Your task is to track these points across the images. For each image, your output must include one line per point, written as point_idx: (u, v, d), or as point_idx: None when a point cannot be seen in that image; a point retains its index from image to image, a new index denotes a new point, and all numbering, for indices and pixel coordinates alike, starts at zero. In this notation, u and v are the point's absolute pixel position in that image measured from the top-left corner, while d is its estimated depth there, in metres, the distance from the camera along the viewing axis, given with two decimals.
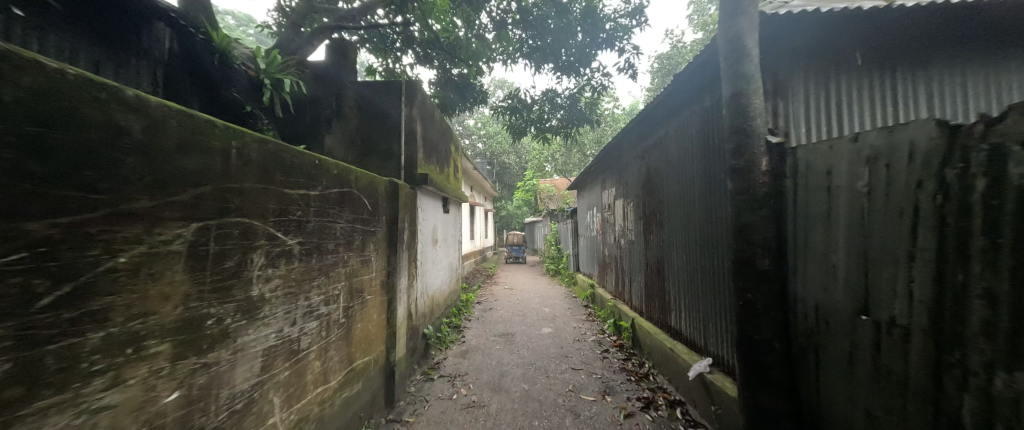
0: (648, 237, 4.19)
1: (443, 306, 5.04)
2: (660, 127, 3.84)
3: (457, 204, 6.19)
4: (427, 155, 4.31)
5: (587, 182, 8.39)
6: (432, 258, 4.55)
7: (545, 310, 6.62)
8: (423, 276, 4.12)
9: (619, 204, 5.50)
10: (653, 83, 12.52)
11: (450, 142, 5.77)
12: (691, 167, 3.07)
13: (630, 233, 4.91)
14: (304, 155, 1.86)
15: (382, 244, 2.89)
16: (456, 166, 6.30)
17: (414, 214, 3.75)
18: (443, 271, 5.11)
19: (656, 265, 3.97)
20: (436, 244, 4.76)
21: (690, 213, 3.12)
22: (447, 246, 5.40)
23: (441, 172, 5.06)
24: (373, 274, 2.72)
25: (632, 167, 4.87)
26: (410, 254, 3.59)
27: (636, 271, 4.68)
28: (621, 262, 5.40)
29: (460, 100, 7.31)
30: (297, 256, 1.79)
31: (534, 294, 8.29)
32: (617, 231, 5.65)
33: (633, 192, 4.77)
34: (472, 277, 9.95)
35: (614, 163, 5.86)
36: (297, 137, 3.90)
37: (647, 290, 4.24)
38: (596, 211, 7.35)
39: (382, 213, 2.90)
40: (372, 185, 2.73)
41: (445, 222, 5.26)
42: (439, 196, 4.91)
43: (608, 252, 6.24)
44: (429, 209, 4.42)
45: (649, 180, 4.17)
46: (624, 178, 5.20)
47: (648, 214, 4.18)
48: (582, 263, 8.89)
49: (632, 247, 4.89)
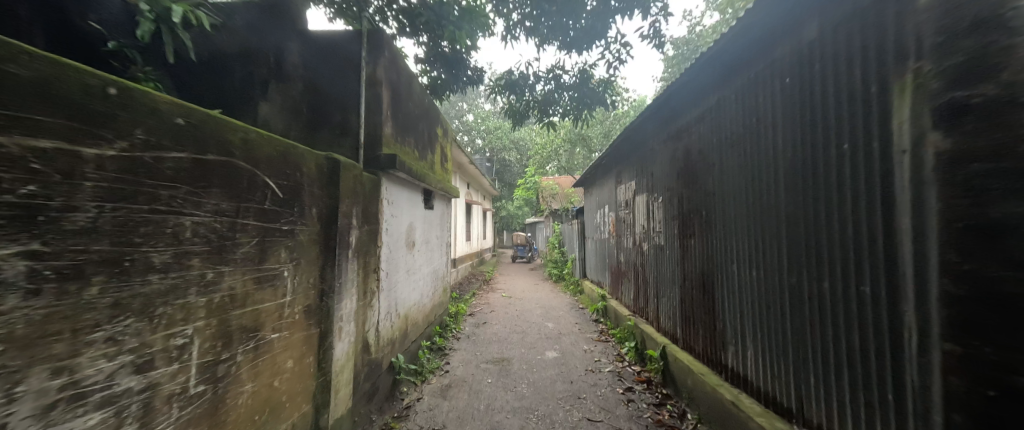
0: (687, 241, 3.21)
1: (422, 326, 4.05)
2: (710, 94, 2.84)
3: (445, 200, 5.20)
4: (400, 132, 3.33)
5: (597, 177, 7.40)
6: (406, 266, 3.56)
7: (548, 326, 5.61)
8: (391, 291, 3.13)
9: (641, 201, 4.51)
10: (666, 73, 11.50)
11: (437, 124, 4.79)
12: (771, 141, 2.09)
13: (658, 235, 3.91)
14: (56, 66, 0.88)
15: (309, 251, 1.90)
16: (446, 155, 5.34)
17: (375, 209, 2.77)
18: (423, 281, 4.12)
19: (700, 280, 2.98)
20: (413, 249, 3.77)
21: (765, 208, 2.15)
22: (429, 250, 4.41)
23: (422, 160, 4.08)
24: (287, 298, 1.74)
25: (659, 154, 3.87)
26: (367, 262, 2.61)
27: (666, 284, 3.70)
28: (643, 271, 4.41)
29: (452, 81, 6.35)
30: (23, 286, 0.80)
31: (535, 305, 7.30)
32: (637, 233, 4.67)
33: (661, 184, 3.80)
34: (467, 284, 8.94)
35: (633, 151, 4.85)
36: (228, 105, 2.89)
37: (684, 309, 3.26)
38: (608, 210, 6.35)
39: (309, 203, 1.91)
40: (286, 157, 1.74)
41: (427, 221, 4.28)
42: (418, 187, 3.93)
43: (624, 257, 5.26)
44: (402, 203, 3.44)
45: (688, 167, 3.17)
46: (648, 168, 4.21)
47: (688, 211, 3.17)
48: (590, 269, 7.88)
49: (660, 254, 3.88)
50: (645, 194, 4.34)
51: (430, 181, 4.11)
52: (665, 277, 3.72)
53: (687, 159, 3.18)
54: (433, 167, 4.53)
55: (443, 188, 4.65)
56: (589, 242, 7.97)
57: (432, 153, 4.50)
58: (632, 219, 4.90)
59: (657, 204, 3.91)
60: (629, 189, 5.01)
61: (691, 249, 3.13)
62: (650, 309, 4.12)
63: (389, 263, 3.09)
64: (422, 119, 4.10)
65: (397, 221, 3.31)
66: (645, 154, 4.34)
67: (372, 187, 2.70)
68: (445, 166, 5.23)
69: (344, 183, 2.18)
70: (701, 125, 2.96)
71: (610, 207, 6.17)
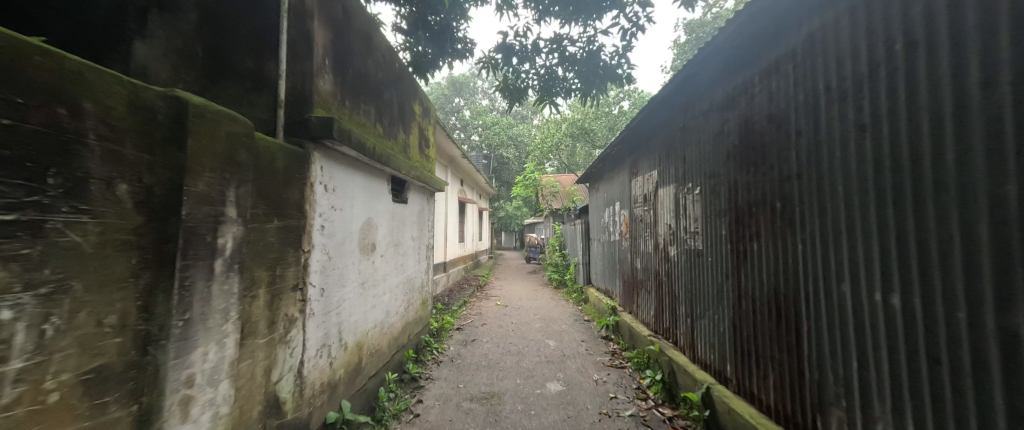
0: (747, 245, 2.29)
1: (387, 353, 3.13)
2: (792, 28, 1.92)
3: (425, 193, 4.29)
4: (349, 94, 2.41)
5: (605, 171, 6.49)
6: (361, 277, 2.64)
7: (548, 346, 4.68)
8: (331, 314, 2.21)
9: (667, 194, 3.58)
10: (678, 61, 10.63)
11: (413, 99, 3.87)
12: (951, 71, 1.19)
13: (695, 238, 3.00)
14: None
15: (99, 264, 0.97)
16: (427, 140, 4.42)
17: (294, 195, 1.85)
18: (390, 295, 3.21)
19: (770, 302, 2.08)
20: (373, 253, 2.85)
21: (933, 190, 1.23)
22: (400, 255, 3.48)
23: (389, 139, 3.15)
24: (15, 365, 0.78)
25: (696, 131, 2.96)
26: (272, 276, 1.69)
27: (707, 301, 2.78)
28: (670, 281, 3.50)
29: (439, 56, 5.35)
30: None
31: (533, 316, 6.40)
32: (661, 234, 3.76)
33: (699, 170, 2.91)
34: (459, 291, 8.05)
35: (655, 133, 3.92)
36: (87, 45, 1.95)
37: (740, 341, 2.34)
38: (619, 208, 5.44)
39: (99, 173, 0.97)
40: (10, 68, 0.79)
41: (396, 217, 3.36)
42: (382, 173, 3.01)
43: (642, 263, 4.34)
44: (354, 191, 2.53)
45: (750, 142, 2.26)
46: (679, 150, 3.29)
47: (750, 205, 2.25)
48: (596, 275, 6.96)
49: (697, 262, 2.98)
50: (674, 185, 3.42)
51: (400, 167, 3.19)
52: (705, 292, 2.82)
53: (750, 131, 2.26)
54: (406, 152, 3.62)
55: (419, 177, 3.72)
56: (595, 244, 7.05)
57: (404, 134, 3.57)
58: (653, 217, 3.99)
59: (693, 197, 3.00)
60: (650, 180, 4.10)
61: (755, 257, 2.21)
62: (682, 331, 3.20)
63: (327, 275, 2.16)
64: (389, 87, 3.17)
65: (345, 215, 2.38)
66: (673, 133, 3.42)
67: (286, 162, 1.78)
68: (425, 153, 4.30)
69: (203, 145, 1.24)
70: (776, 78, 2.03)
71: (622, 204, 5.25)
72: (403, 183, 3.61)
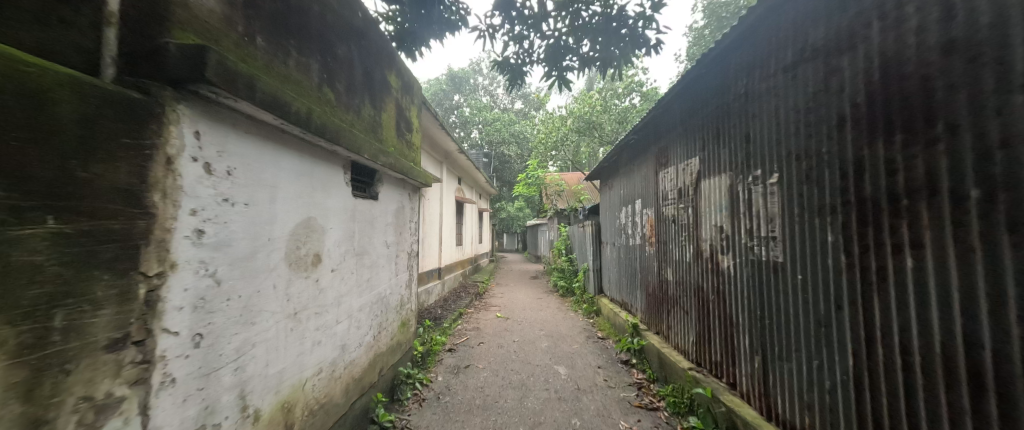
0: (887, 261, 1.43)
1: (343, 404, 2.29)
2: None
3: (404, 188, 3.43)
4: (261, 26, 1.57)
5: (621, 164, 5.61)
6: (293, 306, 1.80)
7: (558, 376, 3.82)
8: (223, 373, 1.37)
9: (716, 186, 2.72)
10: (695, 47, 9.77)
11: (386, 68, 3.02)
12: None
13: (768, 245, 2.14)
14: None
15: None
16: (408, 123, 3.58)
17: (112, 177, 1.01)
18: (349, 323, 2.37)
19: (950, 359, 1.23)
20: (317, 268, 2.01)
21: None
22: (367, 268, 2.65)
23: (345, 111, 2.31)
24: None
25: (773, 95, 2.10)
26: (36, 332, 0.85)
27: (794, 336, 1.93)
28: (723, 300, 2.64)
29: (426, 27, 4.46)
30: None
31: (538, 332, 5.53)
32: (704, 238, 2.91)
33: (778, 150, 2.05)
34: (455, 301, 7.19)
35: (694, 108, 3.06)
36: None
37: (872, 410, 1.49)
38: (641, 206, 4.56)
39: None
40: None
41: (358, 218, 2.52)
42: (331, 157, 2.17)
43: (676, 275, 3.48)
44: (276, 177, 1.69)
45: (897, 95, 1.40)
46: (739, 125, 2.42)
47: (895, 196, 1.40)
48: (610, 285, 6.08)
49: (771, 278, 2.12)
50: (728, 173, 2.56)
51: (362, 150, 2.34)
52: (790, 324, 1.96)
53: (896, 79, 1.40)
54: (376, 133, 2.77)
55: (392, 166, 2.86)
56: (609, 249, 6.18)
57: (372, 109, 2.72)
58: (692, 217, 3.13)
59: (768, 189, 2.14)
60: (686, 170, 3.22)
61: (907, 282, 1.36)
62: (745, 372, 2.34)
63: (211, 312, 1.32)
64: (345, 40, 2.33)
65: (254, 212, 1.54)
66: (726, 104, 2.56)
67: (72, 104, 0.92)
68: (404, 138, 3.45)
69: None
70: None
71: (646, 202, 4.39)
72: (369, 172, 2.76)
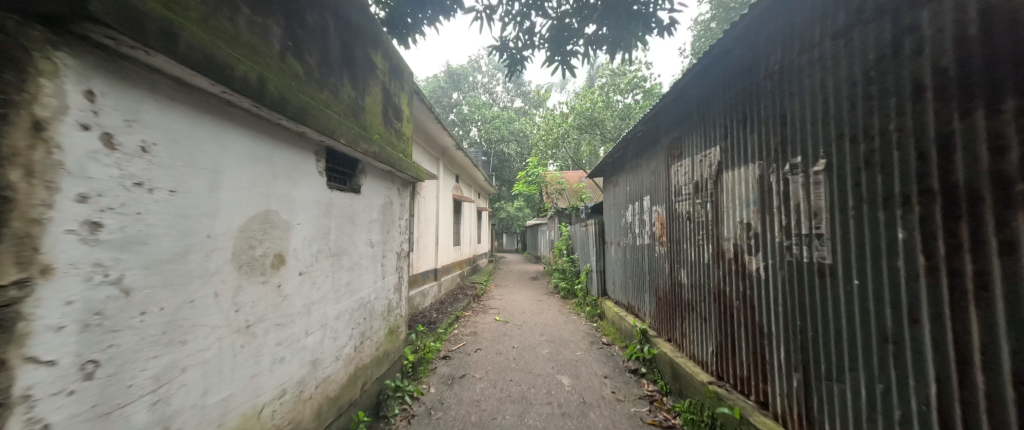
0: (992, 263, 1.11)
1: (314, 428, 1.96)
2: None
3: (391, 182, 3.10)
4: None
5: (627, 159, 5.28)
6: (244, 318, 1.47)
7: (562, 388, 3.49)
8: (133, 409, 1.05)
9: (743, 178, 2.39)
10: (702, 40, 9.43)
11: (370, 46, 2.69)
12: None
13: (812, 244, 1.82)
14: None
15: None
16: (397, 111, 3.25)
17: None
18: (322, 334, 2.04)
19: None
20: (280, 271, 1.68)
21: None
22: (346, 270, 2.32)
23: (318, 89, 1.98)
24: None
25: (819, 67, 1.78)
26: None
27: (849, 354, 1.61)
28: (750, 308, 2.31)
29: (418, 10, 4.13)
30: None
31: (540, 338, 5.20)
32: (727, 237, 2.59)
33: (827, 131, 1.73)
34: (451, 303, 6.86)
35: (715, 92, 2.74)
36: None
37: None
38: (650, 203, 4.24)
39: None
40: None
41: (335, 212, 2.19)
42: (298, 140, 1.85)
43: (692, 278, 3.15)
44: (219, 160, 1.36)
45: (1012, 48, 1.08)
46: (773, 106, 2.10)
47: (1008, 180, 1.08)
48: (615, 287, 5.76)
49: (815, 283, 1.80)
50: (758, 162, 2.24)
51: (337, 133, 2.01)
52: (842, 339, 1.64)
53: (1010, 28, 1.08)
54: (358, 118, 2.44)
55: (376, 155, 2.53)
56: (614, 249, 5.84)
57: (352, 90, 2.39)
58: (711, 213, 2.81)
59: (811, 178, 1.82)
60: (704, 162, 2.90)
61: None
62: (781, 392, 2.02)
63: (113, 331, 1.00)
64: (316, 5, 2.00)
65: (185, 202, 1.21)
66: (757, 83, 2.23)
67: None
68: (392, 127, 3.12)
69: None
70: None
71: (656, 199, 4.06)
72: (349, 162, 2.43)
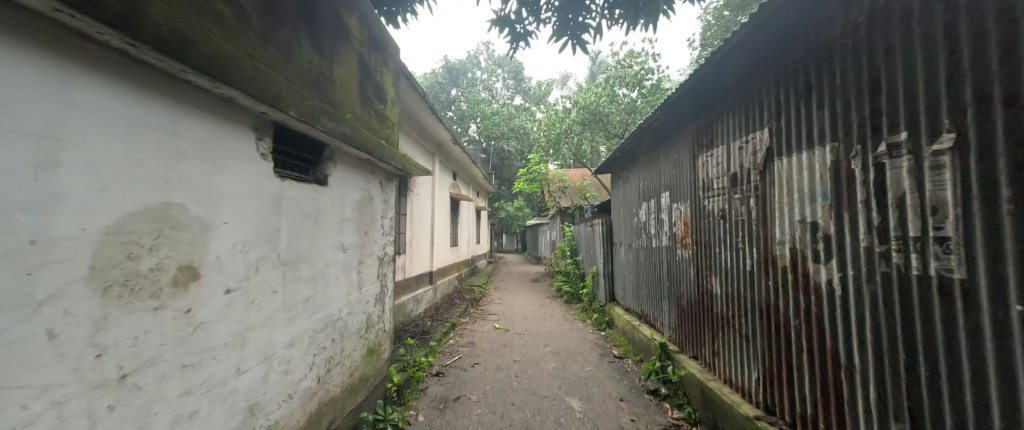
0: None
1: None
2: None
3: (370, 173, 2.59)
4: None
5: (639, 152, 4.78)
6: (118, 364, 0.97)
7: (573, 414, 2.99)
8: None
9: (808, 166, 1.90)
10: (714, 29, 8.89)
11: (343, 6, 2.19)
12: None
13: (931, 251, 1.33)
14: None
15: None
16: (379, 92, 2.75)
17: None
18: (267, 368, 1.54)
19: None
20: (190, 289, 1.18)
21: None
22: (306, 282, 1.82)
23: (263, 44, 1.49)
24: None
25: (942, 6, 1.30)
26: None
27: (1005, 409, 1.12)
28: (818, 331, 1.83)
29: None
30: None
31: (544, 349, 4.70)
32: (781, 240, 2.09)
33: (963, 93, 1.23)
34: (447, 309, 6.35)
35: (766, 62, 2.23)
36: None
37: None
38: (671, 200, 3.74)
39: None
40: None
41: (289, 208, 1.69)
42: (226, 108, 1.34)
43: (726, 288, 2.66)
44: (62, 122, 0.86)
45: None
46: (859, 70, 1.62)
47: None
48: (626, 293, 5.26)
49: (938, 304, 1.30)
50: (832, 144, 1.75)
51: (287, 102, 1.51)
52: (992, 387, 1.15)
53: None
54: (324, 90, 1.94)
55: (348, 138, 2.03)
56: (624, 250, 5.34)
57: (315, 53, 1.88)
58: (756, 211, 2.31)
59: (930, 160, 1.32)
60: (747, 149, 2.40)
61: None
62: None
63: None
64: None
65: None
66: (836, 43, 1.73)
67: None
68: (373, 108, 2.61)
69: None
70: None
71: (678, 195, 3.56)
72: (312, 144, 1.93)
